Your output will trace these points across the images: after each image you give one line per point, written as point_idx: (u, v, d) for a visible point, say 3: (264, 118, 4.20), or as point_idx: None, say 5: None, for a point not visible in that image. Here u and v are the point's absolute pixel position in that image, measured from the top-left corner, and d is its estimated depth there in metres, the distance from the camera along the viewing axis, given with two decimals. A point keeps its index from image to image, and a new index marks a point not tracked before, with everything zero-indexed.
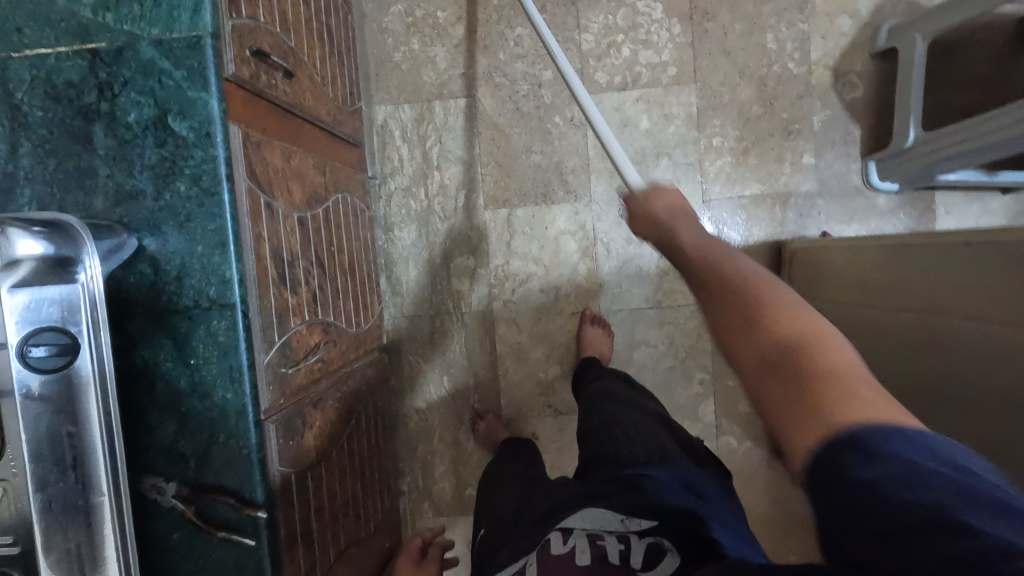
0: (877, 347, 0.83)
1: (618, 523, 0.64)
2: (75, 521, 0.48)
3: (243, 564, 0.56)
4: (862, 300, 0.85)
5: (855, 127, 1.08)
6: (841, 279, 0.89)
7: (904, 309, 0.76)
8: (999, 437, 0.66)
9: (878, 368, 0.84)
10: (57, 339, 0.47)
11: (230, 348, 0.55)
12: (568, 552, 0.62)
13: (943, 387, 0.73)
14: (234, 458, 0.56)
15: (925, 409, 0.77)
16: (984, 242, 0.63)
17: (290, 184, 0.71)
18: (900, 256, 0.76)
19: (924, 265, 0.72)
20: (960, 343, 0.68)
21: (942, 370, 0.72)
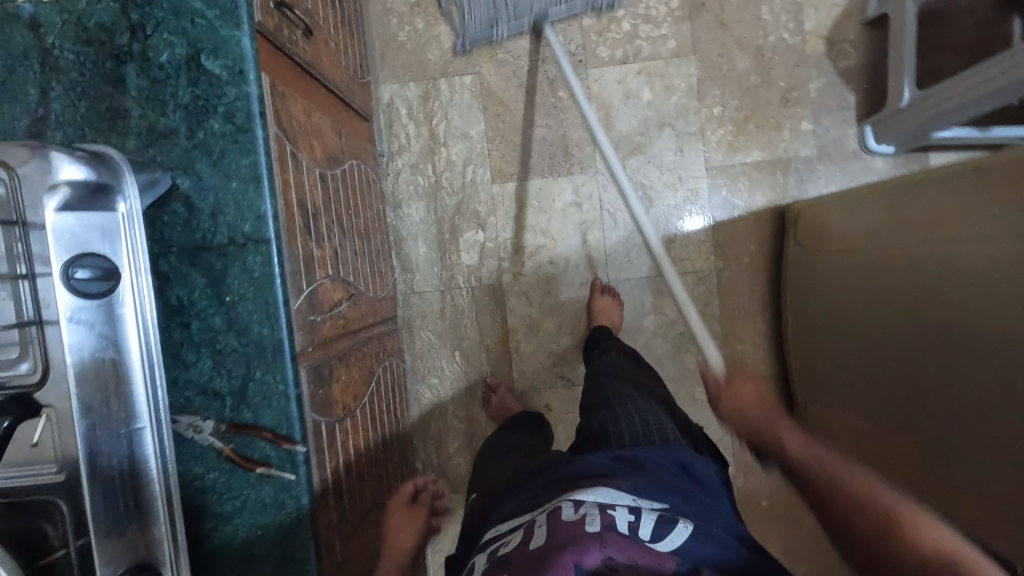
0: (870, 301, 0.87)
1: (630, 499, 0.59)
2: (118, 449, 0.48)
3: (283, 501, 0.57)
4: (867, 242, 0.88)
5: (850, 93, 1.11)
6: (846, 227, 0.93)
7: (899, 259, 0.81)
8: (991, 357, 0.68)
9: (876, 308, 0.86)
10: (101, 264, 0.47)
11: (266, 283, 0.55)
12: (581, 520, 0.54)
13: (935, 316, 0.75)
14: (271, 394, 0.56)
15: (917, 343, 0.79)
16: (992, 162, 0.69)
17: (311, 140, 0.72)
18: (914, 191, 0.82)
19: (938, 193, 0.77)
20: (952, 283, 0.72)
21: (935, 298, 0.75)
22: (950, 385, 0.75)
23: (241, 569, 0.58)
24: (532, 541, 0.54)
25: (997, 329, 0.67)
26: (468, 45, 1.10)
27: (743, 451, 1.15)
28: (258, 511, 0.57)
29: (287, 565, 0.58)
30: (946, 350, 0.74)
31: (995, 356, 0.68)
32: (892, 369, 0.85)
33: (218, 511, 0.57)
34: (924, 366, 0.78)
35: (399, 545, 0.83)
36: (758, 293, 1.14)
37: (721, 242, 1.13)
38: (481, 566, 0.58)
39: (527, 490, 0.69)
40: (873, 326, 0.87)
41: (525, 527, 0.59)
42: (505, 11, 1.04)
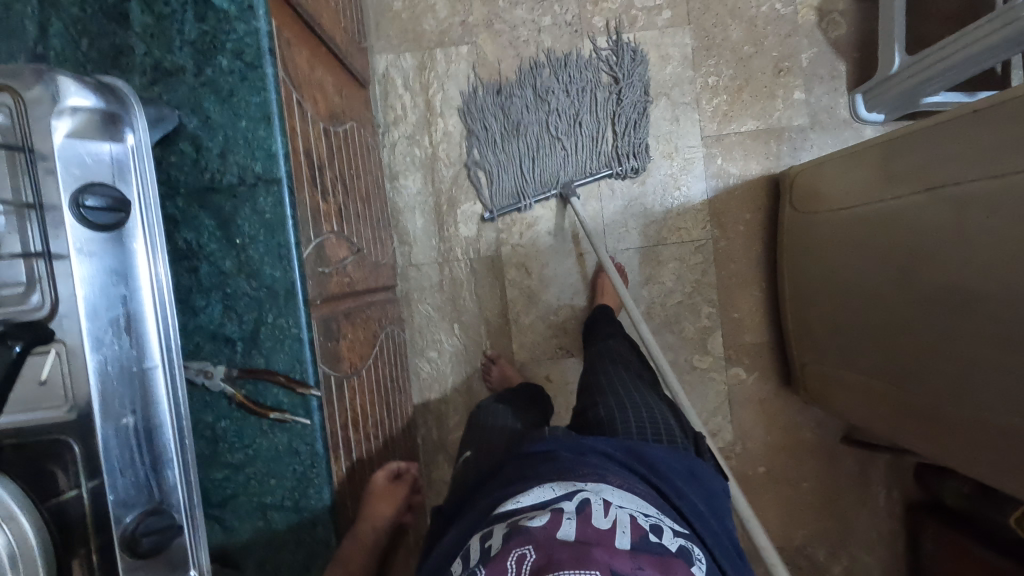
0: (865, 261, 0.88)
1: (651, 512, 0.59)
2: (130, 387, 0.47)
3: (295, 448, 0.55)
4: (864, 195, 0.89)
5: (840, 63, 1.13)
6: (842, 183, 0.94)
7: (892, 218, 0.82)
8: (982, 298, 0.68)
9: (871, 259, 0.86)
10: (111, 194, 0.45)
11: (277, 223, 0.54)
12: (612, 528, 0.52)
13: (928, 262, 0.75)
14: (284, 338, 0.55)
15: (908, 292, 0.79)
16: (991, 103, 0.69)
17: (315, 93, 0.71)
18: (909, 141, 0.82)
19: (933, 140, 0.77)
20: (941, 238, 0.73)
21: (931, 244, 0.75)
22: (939, 342, 0.76)
23: (254, 521, 0.56)
24: (560, 527, 0.51)
25: (983, 283, 0.68)
26: (495, 214, 1.14)
27: (742, 417, 1.16)
28: (270, 459, 0.55)
29: (302, 516, 0.56)
30: (934, 307, 0.75)
31: (980, 309, 0.69)
32: (883, 330, 0.85)
33: (230, 460, 0.55)
34: (913, 324, 0.79)
35: (378, 513, 0.73)
36: (754, 260, 1.15)
37: (717, 211, 1.14)
38: (497, 532, 0.54)
39: (543, 458, 0.67)
40: (867, 287, 0.88)
41: (551, 511, 0.55)
42: (535, 182, 1.13)
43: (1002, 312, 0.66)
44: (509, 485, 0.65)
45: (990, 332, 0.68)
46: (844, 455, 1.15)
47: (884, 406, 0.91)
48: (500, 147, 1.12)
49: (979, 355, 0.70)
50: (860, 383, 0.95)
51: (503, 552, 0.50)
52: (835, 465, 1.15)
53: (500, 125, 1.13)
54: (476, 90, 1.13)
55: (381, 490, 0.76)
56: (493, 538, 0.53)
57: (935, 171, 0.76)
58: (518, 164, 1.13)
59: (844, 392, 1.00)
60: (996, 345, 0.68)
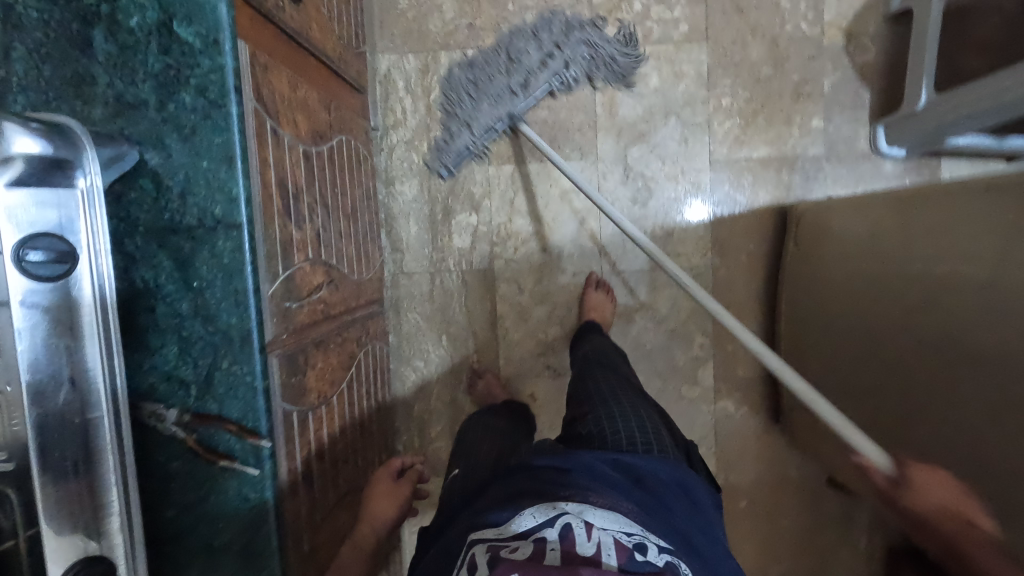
0: (868, 307, 0.84)
1: (637, 529, 0.57)
2: (72, 438, 0.46)
3: (245, 494, 0.55)
4: (866, 251, 0.85)
5: (864, 91, 1.07)
6: (848, 233, 0.90)
7: (899, 276, 0.78)
8: (996, 383, 0.66)
9: (871, 320, 0.83)
10: (55, 246, 0.45)
11: (236, 269, 0.53)
12: (597, 551, 0.52)
13: (933, 335, 0.73)
14: (238, 385, 0.54)
15: (912, 361, 0.76)
16: (1009, 184, 0.66)
17: (296, 115, 0.69)
18: (919, 204, 0.79)
19: (945, 209, 0.74)
20: (953, 306, 0.70)
21: (938, 318, 0.72)
22: (941, 403, 0.73)
23: (204, 561, 0.56)
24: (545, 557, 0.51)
25: (999, 350, 0.65)
26: (454, 170, 1.08)
27: (727, 450, 1.14)
28: (220, 503, 0.55)
29: (249, 559, 0.56)
30: (942, 368, 0.72)
31: (993, 377, 0.66)
32: (880, 381, 0.82)
33: (180, 500, 0.55)
34: (915, 381, 0.76)
35: (377, 513, 0.81)
36: (755, 292, 1.11)
37: (719, 239, 1.10)
38: (478, 553, 0.53)
39: (531, 478, 0.64)
40: (867, 333, 0.84)
41: (533, 540, 0.54)
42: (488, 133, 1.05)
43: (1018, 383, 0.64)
44: (490, 508, 0.62)
45: (1000, 400, 0.66)
46: (828, 496, 1.13)
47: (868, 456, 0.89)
48: (456, 101, 1.04)
49: (984, 421, 0.68)
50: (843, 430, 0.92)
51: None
52: (818, 505, 1.13)
53: (461, 80, 1.04)
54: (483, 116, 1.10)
55: (381, 487, 0.84)
56: (474, 566, 0.52)
57: (943, 243, 0.73)
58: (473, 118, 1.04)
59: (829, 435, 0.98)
60: (1007, 415, 0.66)
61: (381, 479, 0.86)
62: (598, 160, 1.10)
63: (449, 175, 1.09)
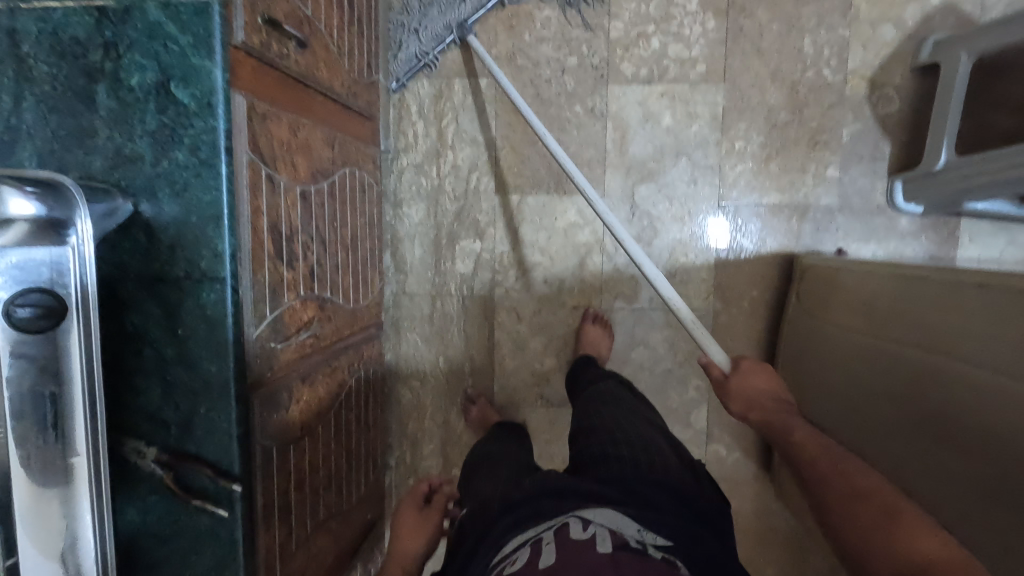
0: (865, 379, 0.83)
1: (636, 531, 0.61)
2: (53, 478, 0.49)
3: (217, 533, 0.58)
4: (866, 323, 0.84)
5: (885, 143, 1.04)
6: (849, 298, 0.88)
7: (894, 355, 0.77)
8: (975, 483, 0.65)
9: (868, 394, 0.82)
10: (42, 302, 0.47)
11: (218, 321, 0.55)
12: (591, 539, 0.57)
13: (926, 424, 0.72)
14: (215, 430, 0.56)
15: (902, 446, 0.76)
16: (996, 285, 0.64)
17: (296, 158, 0.70)
18: (913, 285, 0.77)
19: (937, 297, 0.72)
20: (944, 398, 0.69)
21: (930, 407, 0.71)
22: (928, 485, 0.72)
23: None
24: (541, 557, 0.56)
25: (984, 439, 0.64)
26: (405, 82, 1.10)
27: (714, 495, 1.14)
28: (193, 538, 0.58)
29: None
30: (933, 445, 0.71)
31: (980, 468, 0.64)
32: (873, 448, 0.81)
33: (157, 532, 0.58)
34: (907, 454, 0.75)
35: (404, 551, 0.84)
36: (755, 339, 1.09)
37: (723, 283, 1.09)
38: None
39: (533, 506, 0.67)
40: (870, 403, 0.82)
41: (531, 545, 0.59)
42: (433, 40, 1.08)
43: (999, 476, 0.62)
44: (495, 530, 0.67)
45: (979, 486, 0.64)
46: (814, 552, 1.12)
47: None
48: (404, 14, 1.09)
49: (962, 509, 0.67)
50: None
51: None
52: (804, 558, 1.12)
53: None
54: (495, 146, 1.11)
55: (408, 525, 0.87)
56: None
57: (936, 332, 0.71)
58: (418, 27, 1.08)
59: None
60: (986, 508, 0.64)
61: (408, 512, 0.89)
62: (605, 196, 1.10)
63: (400, 91, 1.11)
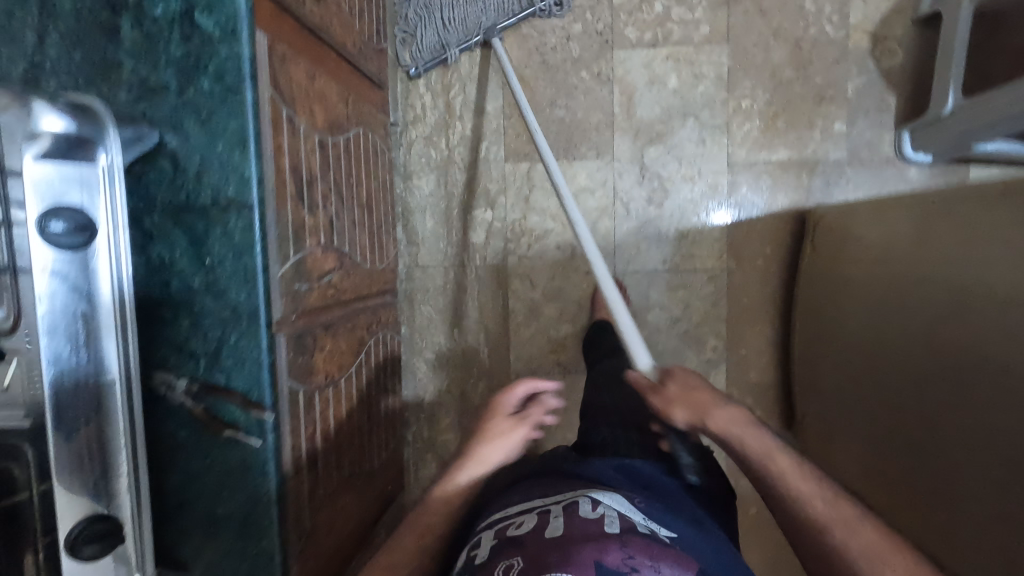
0: (885, 310, 0.84)
1: (645, 517, 0.60)
2: (85, 400, 0.49)
3: (248, 466, 0.57)
4: (884, 257, 0.86)
5: (890, 95, 1.04)
6: (866, 239, 0.90)
7: (917, 278, 0.79)
8: (1006, 384, 0.65)
9: (889, 325, 0.83)
10: (75, 218, 0.47)
11: (246, 248, 0.55)
12: (600, 518, 0.56)
13: (950, 335, 0.72)
14: (245, 359, 0.56)
15: (928, 366, 0.75)
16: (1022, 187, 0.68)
17: (313, 106, 0.71)
18: (938, 209, 0.80)
19: (963, 213, 0.75)
20: (969, 305, 0.70)
21: (955, 319, 0.72)
22: (958, 401, 0.71)
23: (204, 528, 0.58)
24: (547, 529, 0.55)
25: (1013, 336, 0.64)
26: (422, 71, 1.11)
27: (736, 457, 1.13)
28: (224, 473, 0.57)
29: (248, 532, 0.58)
30: (959, 355, 0.71)
31: (1009, 365, 0.64)
32: (898, 378, 0.80)
33: (186, 468, 0.58)
34: (933, 374, 0.75)
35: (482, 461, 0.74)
36: (769, 296, 1.10)
37: (736, 242, 1.09)
38: (485, 542, 0.59)
39: (540, 484, 0.68)
40: (891, 333, 0.82)
41: (538, 514, 0.60)
42: (458, 32, 1.07)
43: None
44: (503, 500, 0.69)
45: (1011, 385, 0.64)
46: None
47: (875, 481, 0.87)
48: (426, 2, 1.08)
49: (995, 435, 0.66)
50: (853, 455, 0.91)
51: (491, 563, 0.54)
52: None
53: None
54: (503, 115, 1.12)
55: (499, 426, 0.76)
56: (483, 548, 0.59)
57: (962, 244, 0.74)
58: (442, 19, 1.07)
59: (835, 456, 0.96)
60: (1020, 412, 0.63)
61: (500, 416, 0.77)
62: (614, 160, 1.10)
63: (416, 76, 1.12)
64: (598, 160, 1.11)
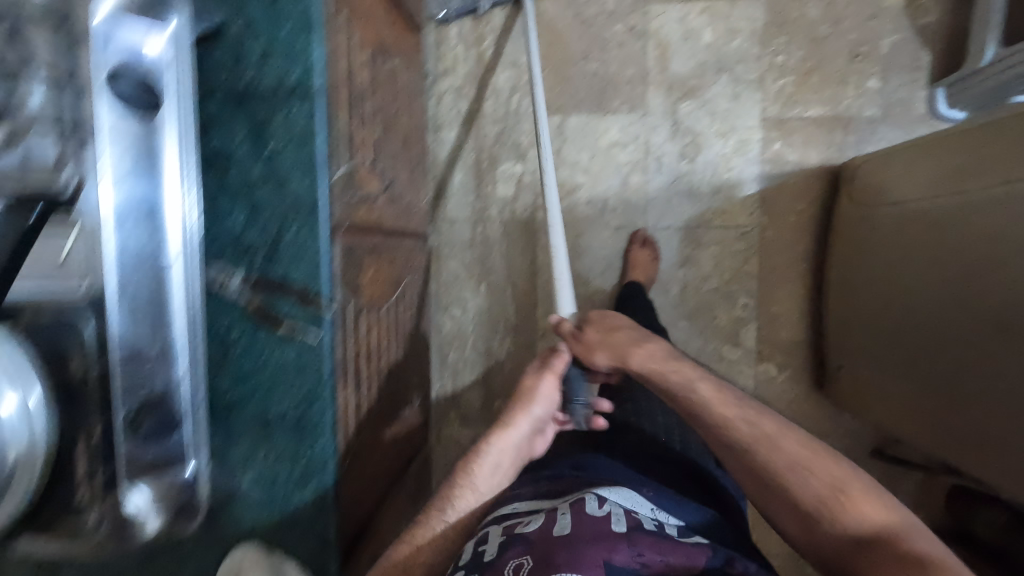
0: (917, 247, 0.82)
1: (649, 509, 0.69)
2: (148, 274, 0.47)
3: (303, 363, 0.56)
4: (912, 195, 0.85)
5: (925, 52, 1.05)
6: (896, 181, 0.89)
7: (945, 208, 0.78)
8: None
9: (921, 261, 0.81)
10: (148, 78, 0.45)
11: (308, 136, 0.53)
12: (606, 517, 0.64)
13: (980, 258, 0.71)
14: (304, 251, 0.54)
15: (960, 295, 0.74)
16: None
17: (365, 19, 0.70)
18: (964, 138, 0.79)
19: (989, 137, 0.74)
20: (997, 225, 0.69)
21: (983, 241, 0.71)
22: (993, 323, 0.70)
23: (259, 429, 0.57)
24: (557, 526, 0.63)
25: None
26: (451, 18, 1.10)
27: None
28: (279, 371, 0.56)
29: (302, 432, 0.57)
30: (989, 276, 0.70)
31: None
32: (932, 312, 0.79)
33: (239, 367, 0.56)
34: (966, 302, 0.73)
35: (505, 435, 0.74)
36: (801, 254, 1.09)
37: (768, 199, 1.09)
38: (493, 536, 0.65)
39: (548, 485, 0.77)
40: (923, 269, 0.81)
41: (547, 514, 0.67)
42: None
43: None
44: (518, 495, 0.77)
45: None
46: (871, 467, 1.10)
47: (915, 426, 0.87)
48: None
49: None
50: (891, 403, 0.91)
51: (499, 559, 0.61)
52: None
53: None
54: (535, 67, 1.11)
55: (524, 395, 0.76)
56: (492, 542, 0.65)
57: (986, 167, 0.73)
58: None
59: (874, 406, 0.95)
60: None
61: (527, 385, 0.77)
62: (647, 114, 1.10)
63: (445, 22, 1.11)
64: (631, 114, 1.10)
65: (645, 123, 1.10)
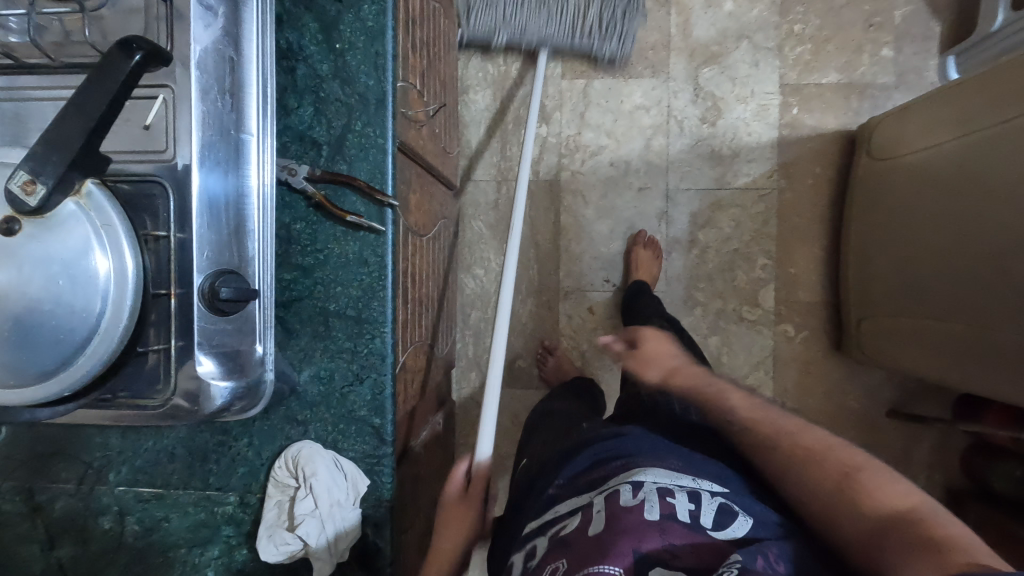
0: (921, 191, 0.87)
1: (690, 480, 0.55)
2: (227, 145, 0.49)
3: (363, 258, 0.60)
4: (920, 143, 0.89)
5: (936, 23, 1.09)
6: (905, 135, 0.94)
7: (949, 151, 0.82)
8: None
9: (926, 203, 0.86)
10: None
11: (378, 32, 0.57)
12: (641, 505, 0.51)
13: (983, 187, 0.75)
14: (369, 146, 0.58)
15: (964, 226, 0.78)
16: None
17: None
18: (969, 86, 0.84)
19: (994, 80, 0.79)
20: (999, 155, 0.73)
21: (986, 171, 0.75)
22: (994, 246, 0.74)
23: (317, 324, 0.61)
24: (591, 524, 0.51)
25: None
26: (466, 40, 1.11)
27: (784, 376, 1.14)
28: (339, 266, 0.60)
29: (360, 327, 0.61)
30: (991, 203, 0.74)
31: None
32: (938, 249, 0.83)
33: (300, 263, 0.60)
34: (970, 231, 0.77)
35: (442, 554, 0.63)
36: (818, 216, 1.12)
37: (786, 162, 1.12)
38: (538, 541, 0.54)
39: (566, 476, 0.62)
40: (928, 209, 0.85)
41: (583, 510, 0.54)
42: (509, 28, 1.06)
43: None
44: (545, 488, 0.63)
45: None
46: (887, 426, 1.12)
47: (932, 364, 0.90)
48: None
49: None
50: (907, 346, 0.94)
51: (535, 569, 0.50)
52: (878, 437, 1.12)
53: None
54: None
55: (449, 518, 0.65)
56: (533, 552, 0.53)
57: (991, 106, 0.78)
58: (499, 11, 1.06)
59: (898, 355, 0.97)
60: None
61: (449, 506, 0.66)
62: (669, 79, 1.13)
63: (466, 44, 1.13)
64: (654, 78, 1.13)
65: (668, 88, 1.13)
